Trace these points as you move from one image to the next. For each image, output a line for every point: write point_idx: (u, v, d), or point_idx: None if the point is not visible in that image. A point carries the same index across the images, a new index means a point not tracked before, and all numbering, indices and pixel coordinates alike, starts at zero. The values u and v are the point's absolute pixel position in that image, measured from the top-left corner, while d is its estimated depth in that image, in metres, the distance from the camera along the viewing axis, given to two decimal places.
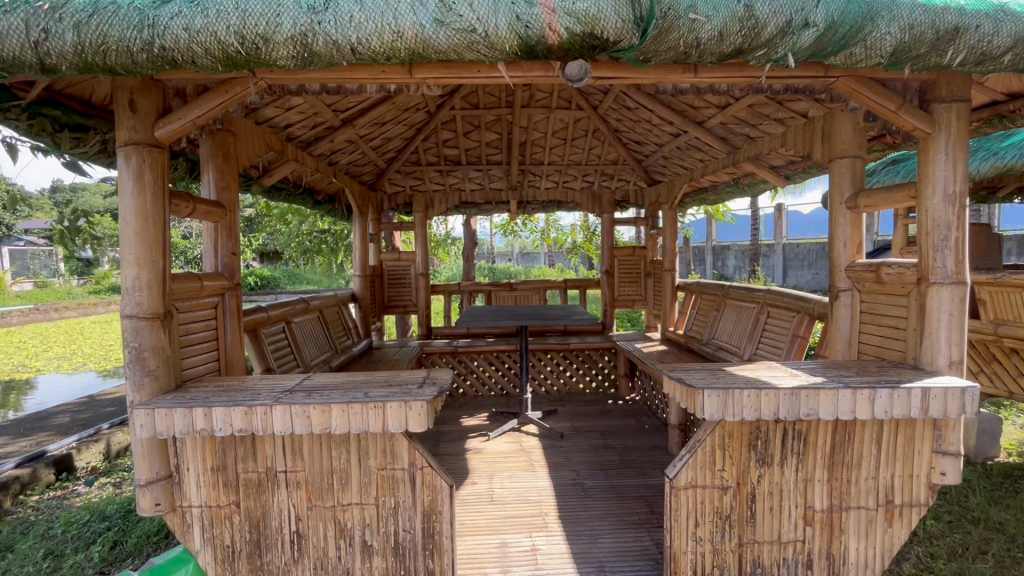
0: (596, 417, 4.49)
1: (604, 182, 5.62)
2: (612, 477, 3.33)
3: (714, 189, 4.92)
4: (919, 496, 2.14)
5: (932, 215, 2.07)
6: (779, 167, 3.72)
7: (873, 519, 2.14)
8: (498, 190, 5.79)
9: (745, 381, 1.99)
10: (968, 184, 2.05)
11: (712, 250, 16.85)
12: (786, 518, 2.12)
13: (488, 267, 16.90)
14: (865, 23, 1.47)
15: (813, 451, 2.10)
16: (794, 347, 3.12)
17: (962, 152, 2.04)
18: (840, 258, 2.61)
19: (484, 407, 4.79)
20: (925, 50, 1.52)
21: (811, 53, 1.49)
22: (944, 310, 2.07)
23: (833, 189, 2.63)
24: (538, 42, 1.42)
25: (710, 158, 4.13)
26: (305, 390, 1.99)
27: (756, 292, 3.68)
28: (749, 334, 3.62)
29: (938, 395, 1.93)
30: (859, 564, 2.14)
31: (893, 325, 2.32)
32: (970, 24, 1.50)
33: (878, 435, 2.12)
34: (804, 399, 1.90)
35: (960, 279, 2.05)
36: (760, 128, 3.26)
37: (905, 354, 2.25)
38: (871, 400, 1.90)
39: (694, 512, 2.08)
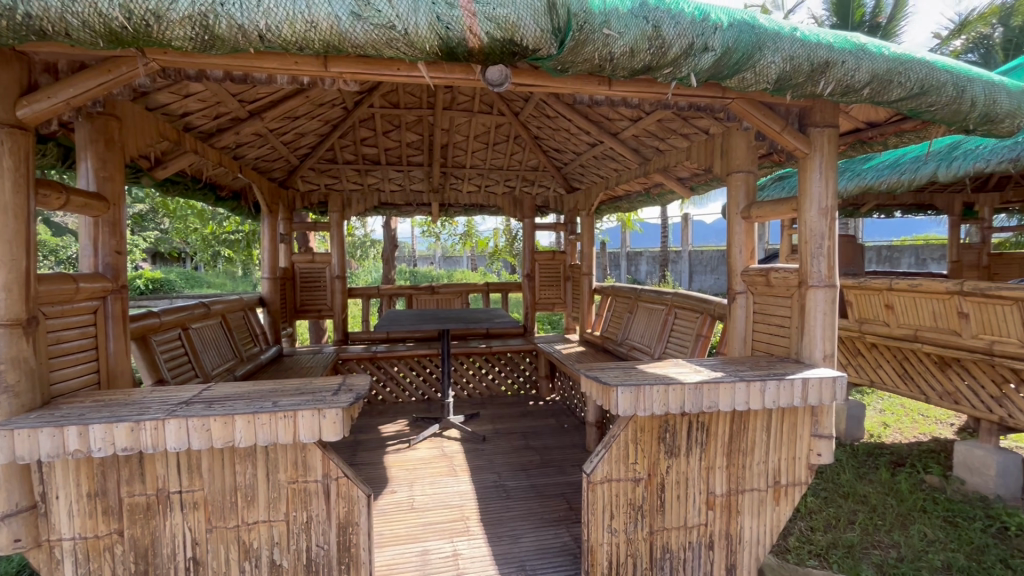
0: (517, 419, 4.56)
1: (526, 188, 5.74)
2: (532, 477, 3.39)
3: (627, 198, 5.18)
4: (800, 476, 2.40)
5: (810, 226, 2.34)
6: (685, 179, 4.01)
7: (764, 500, 2.36)
8: (419, 192, 5.70)
9: (654, 377, 2.12)
10: (837, 199, 2.34)
11: (626, 255, 17.77)
12: (691, 504, 2.28)
13: (409, 270, 16.56)
14: (755, 52, 1.63)
15: (714, 440, 2.28)
16: (698, 345, 3.37)
17: (832, 171, 2.33)
18: (737, 263, 2.86)
19: (404, 414, 4.68)
20: (802, 79, 1.71)
21: (710, 74, 1.63)
22: (820, 309, 2.34)
23: (729, 201, 2.88)
24: (458, 44, 1.42)
25: (624, 168, 4.36)
26: (205, 402, 1.82)
27: (665, 295, 3.92)
28: (659, 334, 3.86)
29: (815, 385, 2.17)
30: (753, 540, 2.36)
31: (780, 323, 2.59)
32: (838, 59, 1.72)
33: (768, 423, 2.34)
34: (706, 392, 2.06)
35: (831, 281, 2.34)
36: (668, 141, 3.49)
37: (789, 349, 2.51)
38: (762, 391, 2.11)
39: (609, 505, 2.17)
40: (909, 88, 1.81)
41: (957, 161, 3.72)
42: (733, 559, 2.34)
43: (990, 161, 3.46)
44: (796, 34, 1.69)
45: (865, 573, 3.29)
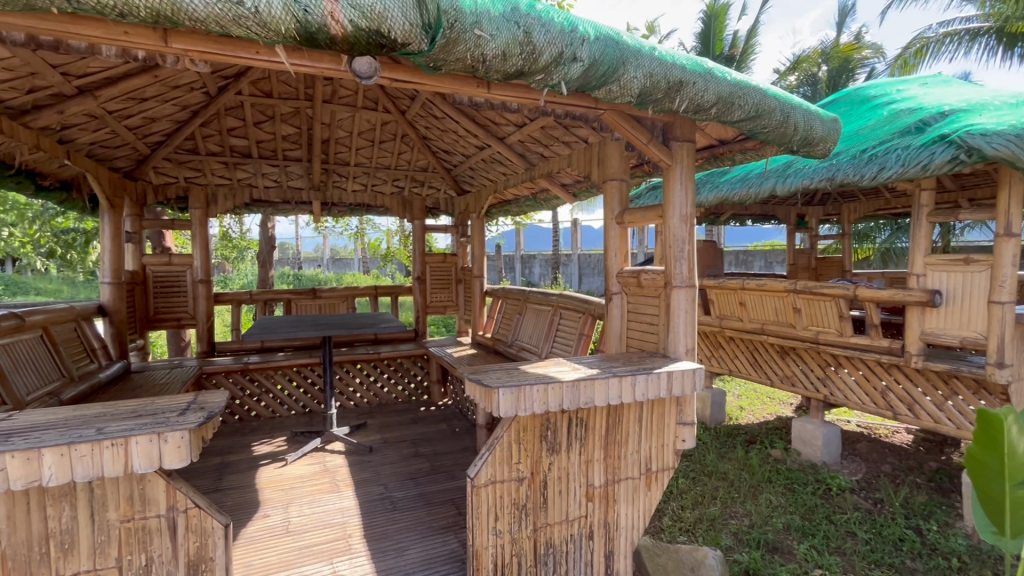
0: (407, 426, 4.42)
1: (415, 189, 5.62)
2: (421, 485, 3.29)
3: (516, 202, 5.29)
4: (668, 461, 2.60)
5: (673, 232, 2.55)
6: (568, 185, 4.18)
7: (637, 486, 2.52)
8: (298, 189, 5.30)
9: (535, 377, 2.17)
10: (695, 208, 2.59)
11: (520, 258, 18.23)
12: (572, 497, 2.36)
13: (293, 273, 15.43)
14: (619, 66, 1.73)
15: (593, 434, 2.39)
16: (581, 344, 3.53)
17: (691, 182, 2.57)
18: (613, 265, 3.04)
19: (282, 429, 4.31)
20: (661, 95, 1.85)
21: (579, 83, 1.70)
22: (682, 307, 2.57)
23: (606, 207, 3.06)
24: (319, 30, 1.32)
25: (511, 172, 4.44)
26: (1, 435, 1.50)
27: (551, 296, 4.06)
28: (546, 334, 3.98)
29: (678, 377, 2.37)
30: (628, 525, 2.51)
31: (650, 321, 2.80)
32: (691, 80, 1.88)
33: (640, 415, 2.50)
34: (583, 389, 2.14)
35: (691, 282, 2.58)
36: (551, 148, 3.62)
37: (657, 345, 2.72)
38: (633, 385, 2.25)
39: (494, 507, 2.18)
40: (747, 110, 2.05)
41: (790, 178, 4.35)
42: (611, 546, 2.47)
43: (814, 178, 4.09)
44: (655, 53, 1.82)
45: (725, 543, 3.72)
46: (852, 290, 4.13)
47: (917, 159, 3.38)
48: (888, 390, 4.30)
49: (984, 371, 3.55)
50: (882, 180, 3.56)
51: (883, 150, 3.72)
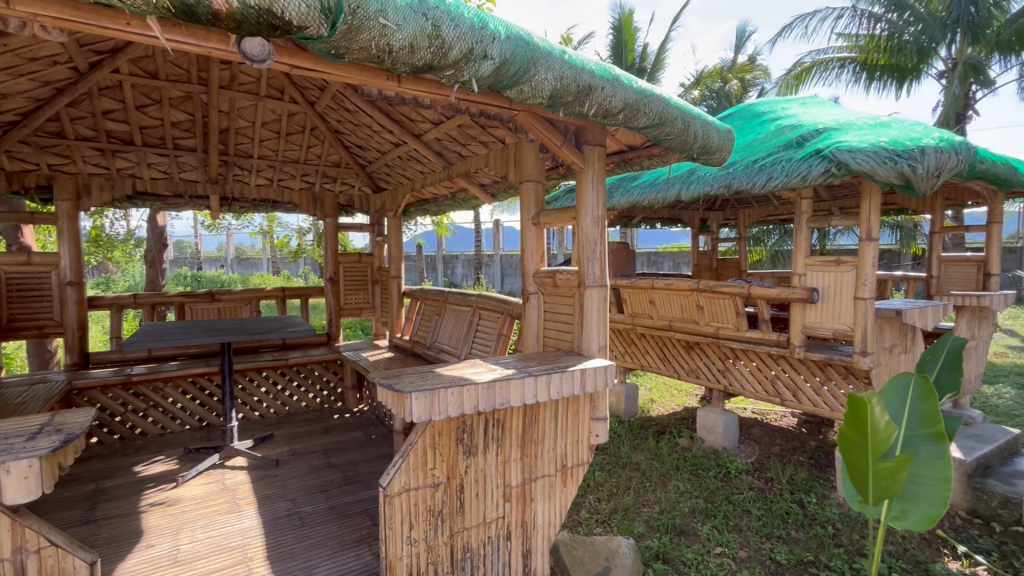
0: (318, 435, 4.17)
1: (326, 185, 5.33)
2: (333, 498, 3.12)
3: (435, 201, 5.19)
4: (583, 456, 2.66)
5: (586, 233, 2.63)
6: (486, 185, 4.17)
7: (553, 483, 2.56)
8: (192, 182, 4.82)
9: (450, 380, 2.12)
10: (606, 211, 2.68)
11: (442, 259, 18.01)
12: (489, 499, 2.35)
13: (191, 274, 14.10)
14: (530, 67, 1.73)
15: (509, 435, 2.39)
16: (499, 344, 3.53)
17: (602, 185, 2.66)
18: (529, 265, 3.08)
19: (173, 446, 3.89)
20: (571, 98, 1.89)
21: (490, 82, 1.68)
22: (595, 306, 2.66)
23: (522, 207, 3.09)
24: (199, 3, 1.18)
25: (428, 170, 4.35)
26: None
27: (470, 297, 4.02)
28: (465, 335, 3.94)
29: (591, 374, 2.44)
30: (545, 522, 2.54)
31: (565, 321, 2.86)
32: (599, 85, 1.94)
33: (556, 413, 2.54)
34: (498, 390, 2.13)
35: (603, 282, 2.67)
36: (469, 148, 3.59)
37: (572, 344, 2.79)
38: (548, 384, 2.28)
39: (408, 515, 2.11)
40: (652, 118, 2.15)
41: (693, 184, 4.65)
42: (528, 545, 2.49)
43: (713, 185, 4.41)
44: (565, 57, 1.85)
45: (637, 530, 3.91)
46: (746, 288, 4.52)
47: (798, 170, 3.76)
48: (777, 378, 4.76)
49: (852, 359, 4.04)
50: (770, 188, 3.92)
51: (771, 161, 4.09)
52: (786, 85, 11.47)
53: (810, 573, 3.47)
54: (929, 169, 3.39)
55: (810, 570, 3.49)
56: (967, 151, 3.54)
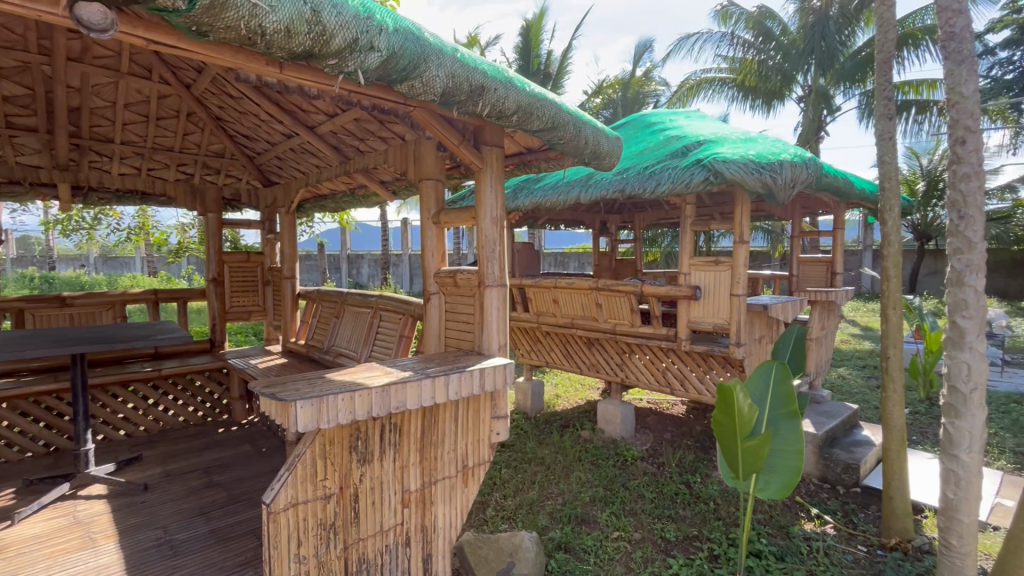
0: (199, 453, 3.78)
1: (207, 177, 4.84)
2: (214, 520, 2.84)
3: (333, 197, 4.93)
4: (484, 456, 2.68)
5: (485, 232, 2.65)
6: (387, 182, 4.04)
7: (454, 485, 2.54)
8: (34, 167, 4.13)
9: (340, 386, 2.02)
10: (504, 210, 2.72)
11: (347, 258, 17.25)
12: (386, 507, 2.27)
13: (41, 275, 12.16)
14: (420, 62, 1.70)
15: (407, 438, 2.33)
16: (401, 345, 3.45)
17: (500, 185, 2.70)
18: (430, 265, 3.05)
19: (10, 478, 3.31)
20: (463, 97, 1.88)
21: (378, 74, 1.62)
22: (495, 305, 2.69)
23: (421, 206, 3.04)
24: None
25: (324, 165, 4.12)
26: None
27: (370, 298, 3.89)
28: (365, 337, 3.79)
29: (490, 373, 2.46)
30: (445, 525, 2.51)
31: (466, 320, 2.87)
32: (492, 86, 1.95)
33: (455, 414, 2.52)
34: (393, 394, 2.07)
35: (502, 281, 2.71)
36: (367, 142, 3.44)
37: (473, 344, 2.81)
38: (446, 384, 2.26)
39: (296, 531, 1.98)
40: (544, 121, 2.21)
41: (591, 188, 4.86)
42: (429, 549, 2.45)
43: (609, 189, 4.65)
44: (456, 55, 1.84)
45: (541, 523, 4.02)
46: (639, 287, 4.84)
47: (682, 178, 4.10)
48: (667, 370, 5.15)
49: (729, 350, 4.48)
50: (658, 193, 4.22)
51: (659, 168, 4.41)
52: (677, 99, 12.45)
53: (694, 547, 3.80)
54: (787, 180, 3.86)
55: (694, 544, 3.82)
56: (816, 166, 4.08)
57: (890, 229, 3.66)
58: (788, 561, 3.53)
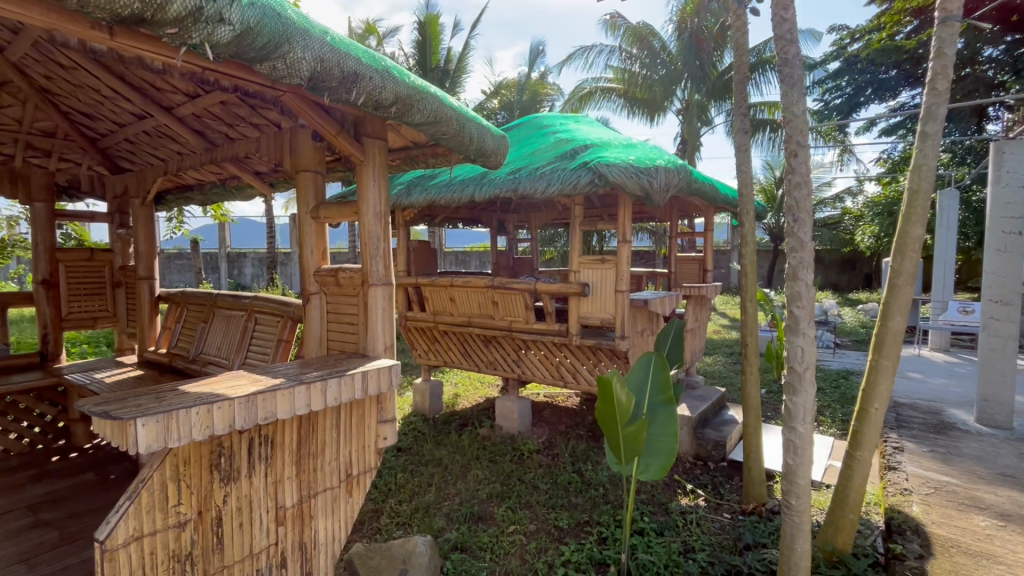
0: (26, 487, 3.19)
1: (33, 160, 4.07)
2: (42, 566, 2.40)
3: (200, 187, 4.42)
4: (370, 462, 2.56)
5: (368, 229, 2.57)
6: (262, 173, 3.71)
7: (337, 496, 2.40)
8: None
9: (196, 398, 1.80)
10: (388, 206, 2.65)
11: (226, 257, 15.71)
12: (256, 527, 2.08)
13: None
14: (282, 42, 1.56)
15: (281, 451, 2.15)
16: (279, 350, 3.19)
17: (383, 179, 2.62)
18: (309, 263, 2.88)
19: None
20: (335, 83, 1.77)
21: (231, 50, 1.46)
22: (379, 304, 2.61)
23: (299, 199, 2.85)
24: None
25: (186, 151, 3.66)
26: None
27: (244, 299, 3.55)
28: (238, 343, 3.45)
29: (373, 376, 2.35)
30: (327, 539, 2.36)
31: (349, 321, 2.75)
32: (366, 73, 1.86)
33: (337, 420, 2.38)
34: (260, 404, 1.89)
35: (388, 280, 2.64)
36: (236, 129, 3.12)
37: (358, 345, 2.70)
38: (324, 390, 2.11)
39: (140, 568, 1.73)
40: (426, 115, 2.16)
41: (485, 187, 4.87)
42: (308, 568, 2.28)
43: (502, 188, 4.71)
44: (325, 38, 1.72)
45: (437, 526, 3.97)
46: (532, 285, 4.97)
47: (570, 179, 4.27)
48: (561, 364, 5.36)
49: (615, 343, 4.77)
50: (548, 193, 4.37)
51: (549, 169, 4.56)
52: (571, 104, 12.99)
53: (584, 532, 3.99)
54: (662, 184, 4.19)
55: (585, 529, 4.00)
56: (686, 171, 4.48)
57: (746, 230, 4.12)
58: (665, 535, 3.84)
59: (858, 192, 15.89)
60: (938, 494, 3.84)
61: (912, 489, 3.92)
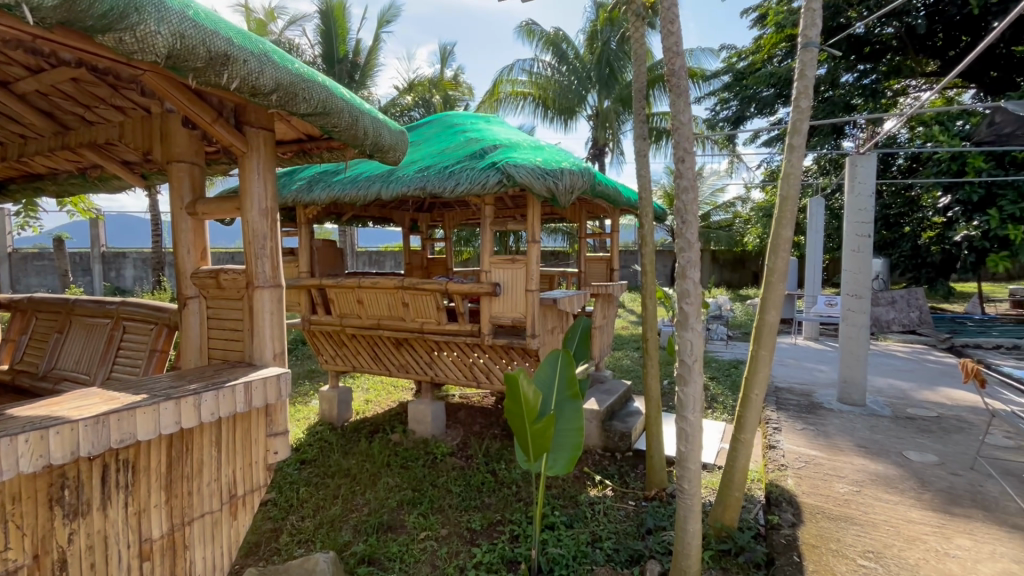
0: None
1: None
2: None
3: (53, 178, 3.82)
4: (258, 481, 2.35)
5: (252, 227, 2.38)
6: (130, 163, 3.29)
7: (218, 521, 2.17)
8: None
9: (28, 423, 1.54)
10: (276, 202, 2.47)
11: (101, 257, 13.90)
12: (114, 566, 1.83)
13: None
14: (129, 12, 1.38)
15: (145, 477, 1.91)
16: (152, 362, 2.86)
17: (270, 174, 2.44)
18: (186, 265, 2.62)
19: None
20: (201, 65, 1.60)
21: (60, 16, 1.26)
22: (267, 309, 2.43)
23: (172, 193, 2.57)
24: None
25: (31, 135, 3.14)
26: None
27: (108, 305, 3.12)
28: (101, 356, 3.03)
29: (258, 387, 2.16)
30: (206, 569, 2.13)
31: (233, 327, 2.53)
32: (238, 56, 1.70)
33: (217, 437, 2.15)
34: (115, 425, 1.65)
35: (276, 282, 2.47)
36: (93, 112, 2.73)
37: (243, 354, 2.49)
38: (197, 405, 1.89)
39: None
40: (313, 105, 2.03)
41: (392, 185, 4.71)
42: None
43: (410, 187, 4.58)
44: (186, 12, 1.54)
45: (343, 540, 3.77)
46: (443, 285, 4.88)
47: (479, 179, 4.25)
48: (474, 364, 5.33)
49: (525, 342, 4.82)
50: (457, 192, 4.32)
51: (458, 168, 4.51)
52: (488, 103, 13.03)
53: (497, 531, 3.98)
54: (567, 187, 4.30)
55: (497, 529, 4.00)
56: (590, 175, 4.64)
57: (645, 232, 4.35)
58: (574, 527, 3.95)
59: (745, 198, 17.55)
60: (808, 467, 4.32)
61: (787, 464, 4.37)
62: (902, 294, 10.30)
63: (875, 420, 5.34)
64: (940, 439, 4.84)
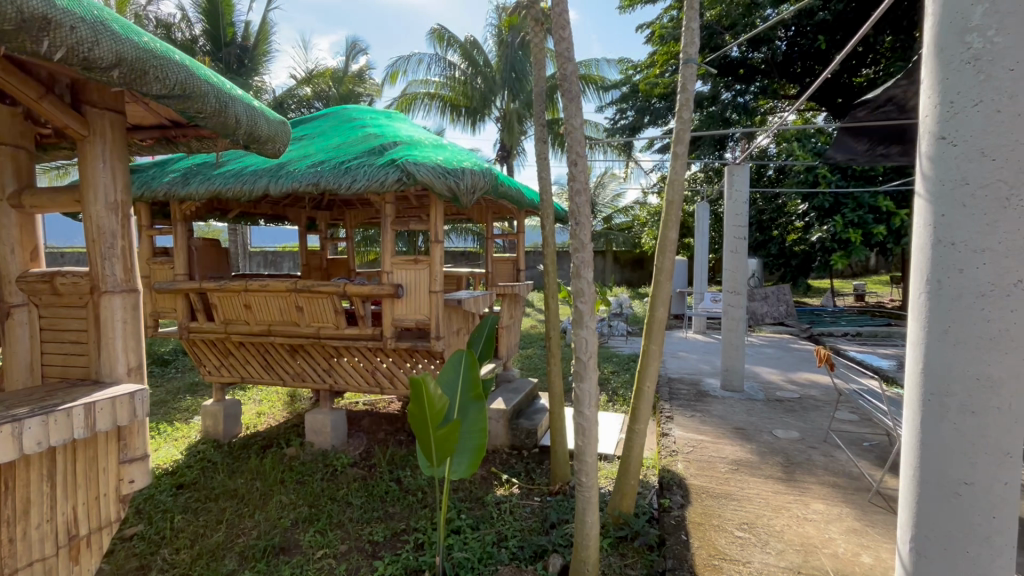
0: None
1: None
2: None
3: None
4: (108, 515, 2.22)
5: (96, 222, 2.10)
6: None
7: (53, 567, 2.05)
8: None
9: None
10: (129, 194, 2.20)
11: None
12: None
13: None
14: None
15: None
16: None
17: (120, 162, 2.17)
18: (11, 268, 2.27)
19: None
20: (11, 29, 1.41)
21: None
22: (118, 317, 2.16)
23: None
24: None
25: None
26: None
27: None
28: None
29: (104, 408, 1.89)
30: None
31: (75, 340, 2.25)
32: (63, 22, 1.51)
33: (51, 473, 2.02)
34: None
35: (129, 287, 2.21)
36: None
37: (88, 370, 2.22)
38: (17, 434, 1.60)
39: None
40: (169, 86, 1.86)
41: (282, 179, 4.38)
42: None
43: (302, 182, 4.28)
44: None
45: (226, 569, 3.42)
46: (341, 287, 4.62)
47: (377, 176, 4.09)
48: (377, 370, 5.11)
49: (430, 344, 4.71)
50: (354, 189, 4.12)
51: (355, 164, 4.29)
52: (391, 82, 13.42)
53: (401, 541, 3.84)
54: (469, 187, 4.24)
55: (401, 539, 3.85)
56: (492, 175, 4.64)
57: (546, 233, 4.44)
58: (480, 529, 3.93)
59: (643, 202, 18.75)
60: (695, 451, 4.69)
61: (677, 450, 4.71)
62: (773, 290, 11.58)
63: (751, 404, 5.94)
64: (801, 417, 5.50)
